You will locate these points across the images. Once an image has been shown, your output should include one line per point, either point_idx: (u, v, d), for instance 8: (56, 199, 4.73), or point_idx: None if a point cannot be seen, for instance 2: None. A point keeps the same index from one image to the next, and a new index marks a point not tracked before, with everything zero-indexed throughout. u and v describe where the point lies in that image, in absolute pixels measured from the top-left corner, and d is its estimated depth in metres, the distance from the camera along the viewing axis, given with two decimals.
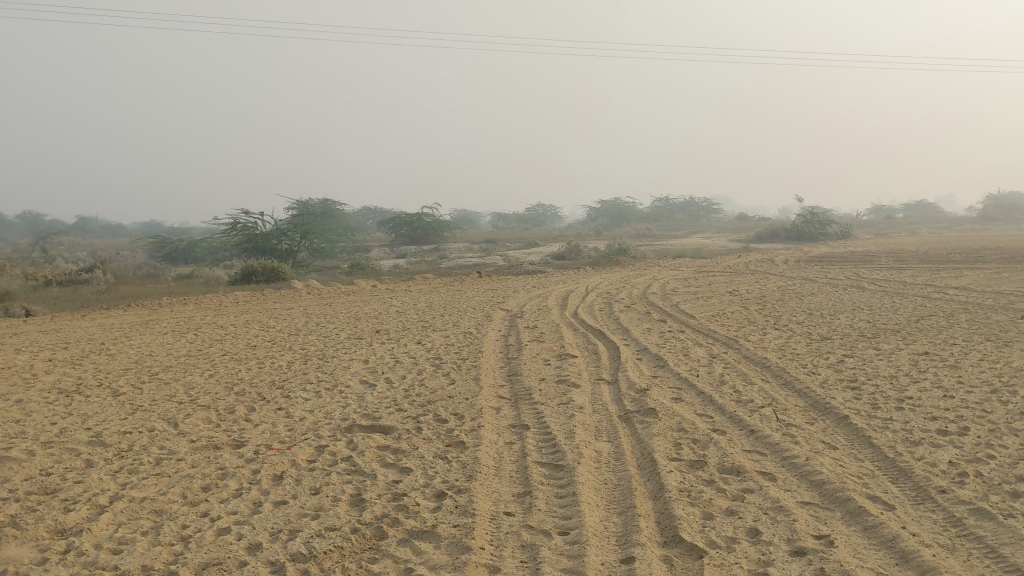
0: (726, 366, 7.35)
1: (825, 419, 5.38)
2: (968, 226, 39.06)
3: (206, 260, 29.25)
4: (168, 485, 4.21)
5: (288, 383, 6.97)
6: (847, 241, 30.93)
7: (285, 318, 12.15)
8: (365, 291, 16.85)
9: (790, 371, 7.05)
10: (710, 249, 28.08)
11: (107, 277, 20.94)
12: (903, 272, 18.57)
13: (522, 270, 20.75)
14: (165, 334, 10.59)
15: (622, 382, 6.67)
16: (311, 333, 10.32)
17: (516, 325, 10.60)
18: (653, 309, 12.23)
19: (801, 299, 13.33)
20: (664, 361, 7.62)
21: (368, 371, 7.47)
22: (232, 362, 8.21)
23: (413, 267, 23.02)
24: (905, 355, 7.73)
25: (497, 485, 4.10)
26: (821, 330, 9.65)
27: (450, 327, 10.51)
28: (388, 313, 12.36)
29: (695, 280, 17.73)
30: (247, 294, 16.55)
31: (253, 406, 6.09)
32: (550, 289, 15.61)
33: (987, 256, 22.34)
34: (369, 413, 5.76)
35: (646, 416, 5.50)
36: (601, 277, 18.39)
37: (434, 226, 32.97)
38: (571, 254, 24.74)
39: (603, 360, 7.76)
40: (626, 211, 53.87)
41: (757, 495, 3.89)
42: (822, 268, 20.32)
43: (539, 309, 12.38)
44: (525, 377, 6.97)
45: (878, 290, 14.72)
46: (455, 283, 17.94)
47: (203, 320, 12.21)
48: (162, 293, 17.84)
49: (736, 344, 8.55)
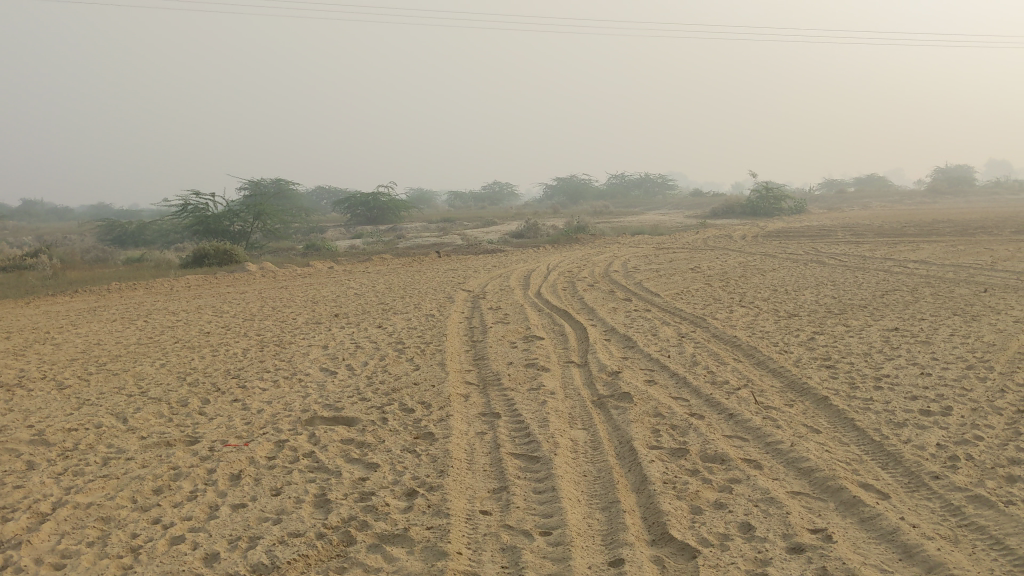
0: (697, 346, 7.17)
1: (804, 401, 5.22)
2: (919, 199, 39.44)
3: (156, 243, 28.58)
4: (115, 488, 3.91)
5: (244, 372, 6.66)
6: (803, 216, 31.04)
7: (240, 302, 11.78)
8: (321, 272, 16.46)
9: (762, 349, 6.90)
10: (668, 226, 27.99)
11: (52, 262, 20.30)
12: (861, 246, 18.59)
13: (480, 249, 20.48)
14: (113, 321, 10.18)
15: (592, 365, 6.46)
16: (267, 318, 9.99)
17: (479, 306, 10.35)
18: (617, 287, 12.05)
19: (764, 275, 13.23)
20: (633, 341, 7.43)
21: (328, 357, 7.19)
22: (184, 350, 7.87)
23: (370, 248, 22.65)
24: (876, 331, 7.62)
25: (471, 481, 3.87)
26: (788, 307, 9.52)
27: (411, 309, 10.23)
28: (346, 295, 12.04)
29: (655, 256, 17.58)
30: (199, 278, 16.10)
31: (207, 398, 5.79)
32: (511, 268, 15.34)
33: (941, 229, 22.48)
34: (331, 403, 5.49)
35: (620, 401, 5.29)
36: (562, 255, 18.18)
37: (390, 205, 32.51)
38: (529, 233, 24.50)
39: (571, 342, 7.55)
40: (582, 188, 53.71)
41: (745, 485, 3.71)
42: (781, 243, 20.29)
43: (501, 289, 12.12)
44: (491, 360, 6.73)
45: (839, 264, 14.69)
46: (414, 263, 17.62)
47: (153, 305, 11.79)
48: (111, 278, 17.33)
49: (704, 323, 8.38)
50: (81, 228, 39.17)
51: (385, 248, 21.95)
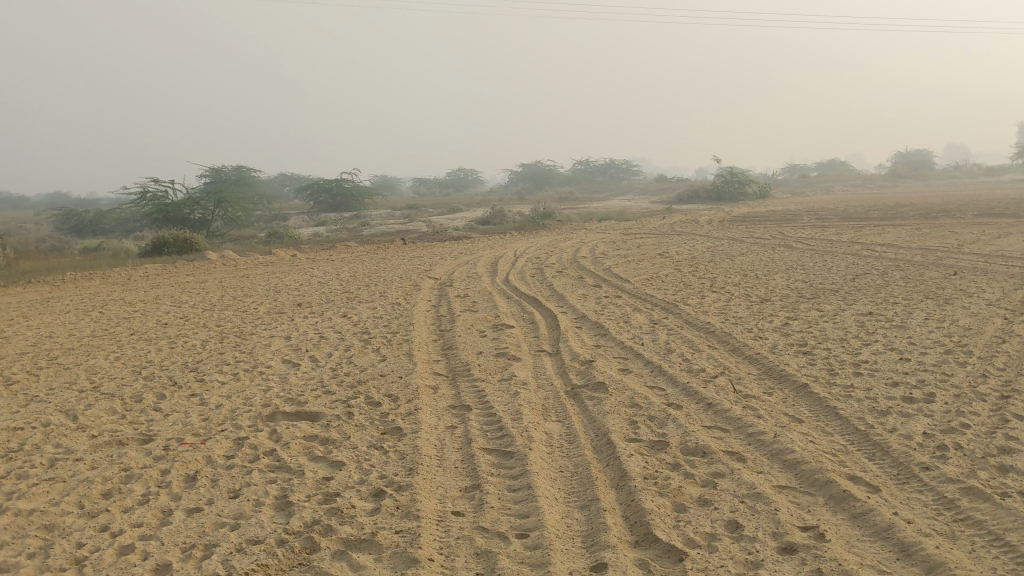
0: (670, 333, 7.01)
1: (783, 389, 5.07)
2: (881, 183, 39.75)
3: (115, 233, 28.00)
4: (62, 493, 3.66)
5: (203, 365, 6.39)
6: (767, 201, 31.10)
7: (199, 292, 11.45)
8: (284, 261, 16.15)
9: (737, 336, 6.75)
10: (634, 211, 27.88)
11: (5, 252, 19.76)
12: (827, 230, 18.59)
13: (446, 235, 20.26)
14: (67, 313, 9.82)
15: (564, 354, 6.27)
16: (228, 308, 9.69)
17: (446, 294, 10.13)
18: (585, 273, 11.90)
19: (732, 260, 13.13)
20: (605, 329, 7.25)
21: (290, 348, 6.94)
22: (141, 342, 7.58)
23: (334, 235, 22.31)
24: (850, 316, 7.51)
25: (441, 479, 3.67)
26: (760, 291, 9.40)
27: (377, 298, 9.98)
28: (310, 284, 11.75)
29: (623, 242, 17.47)
30: (158, 267, 15.72)
31: (163, 393, 5.52)
32: (477, 255, 15.13)
33: (905, 213, 22.57)
34: (294, 397, 5.25)
35: (595, 391, 5.12)
36: (528, 242, 17.98)
37: (353, 192, 32.11)
38: (494, 219, 24.28)
39: (541, 330, 7.35)
40: (547, 174, 53.52)
41: (729, 479, 3.54)
42: (747, 228, 20.26)
43: (468, 276, 11.91)
44: (460, 350, 6.53)
45: (807, 249, 14.63)
46: (379, 251, 17.35)
47: (109, 296, 11.44)
48: (68, 268, 16.89)
49: (676, 309, 8.24)
50: (36, 218, 38.32)
51: (349, 236, 21.64)
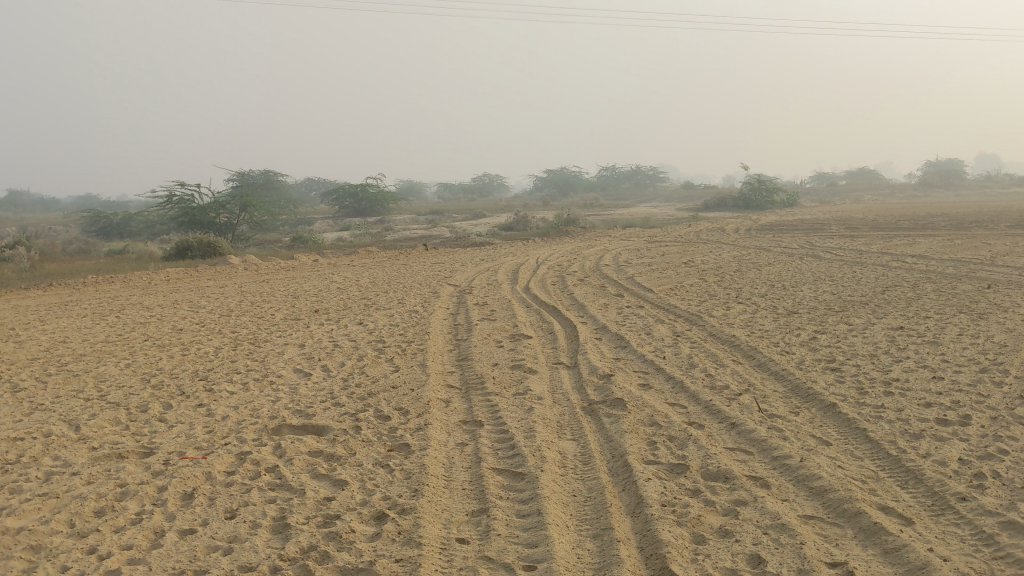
0: (693, 346, 6.79)
1: (810, 409, 4.85)
2: (911, 193, 39.24)
3: (142, 235, 28.13)
4: (53, 510, 3.52)
5: (213, 374, 6.26)
6: (795, 210, 30.76)
7: (217, 297, 11.35)
8: (306, 265, 16.07)
9: (762, 350, 6.53)
10: (660, 219, 27.64)
11: (31, 254, 19.84)
12: (856, 240, 18.27)
13: (469, 241, 20.12)
14: (83, 318, 9.74)
15: (583, 367, 6.07)
16: (245, 314, 9.58)
17: (465, 301, 9.97)
18: (608, 282, 11.71)
19: (758, 270, 12.88)
20: (626, 341, 7.05)
21: (303, 357, 6.79)
22: (154, 348, 7.47)
23: (358, 240, 22.26)
24: (880, 330, 7.27)
25: (448, 502, 3.49)
26: (786, 303, 9.16)
27: (395, 305, 9.84)
28: (329, 290, 11.64)
29: (647, 250, 17.23)
30: (180, 271, 15.68)
31: (169, 403, 5.39)
32: (499, 262, 14.94)
33: (937, 224, 22.18)
34: (301, 410, 5.09)
35: (613, 408, 4.92)
36: (551, 249, 17.79)
37: (378, 197, 32.06)
38: (518, 225, 24.12)
39: (560, 341, 7.16)
40: (573, 180, 53.35)
41: (751, 508, 3.34)
42: (775, 237, 19.97)
43: (489, 283, 11.74)
44: (476, 362, 6.35)
45: (835, 259, 14.34)
46: (401, 256, 17.25)
47: (129, 299, 11.38)
48: (91, 271, 16.89)
49: (700, 321, 8.02)
50: (64, 220, 38.51)
51: (372, 241, 21.56)
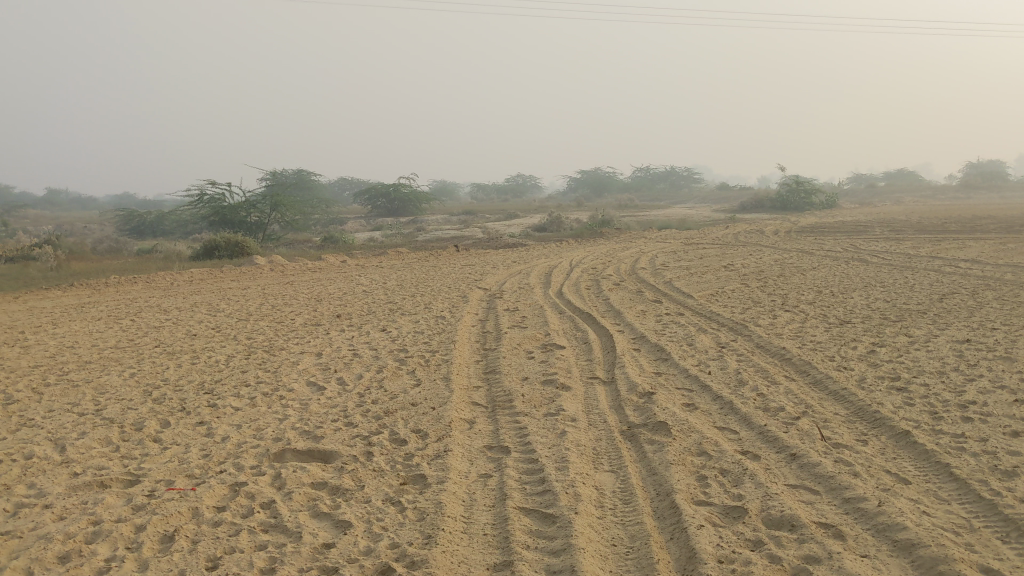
0: (741, 360, 6.23)
1: (880, 438, 4.27)
2: (955, 194, 38.24)
3: (174, 234, 27.92)
4: (11, 554, 3.06)
5: (220, 386, 5.80)
6: (835, 211, 29.98)
7: (239, 300, 10.93)
8: (333, 266, 15.66)
9: (818, 366, 5.95)
10: (697, 220, 26.99)
11: (59, 253, 19.62)
12: (903, 244, 17.54)
13: (501, 242, 19.63)
14: (97, 321, 9.35)
15: (621, 383, 5.54)
16: (264, 318, 9.13)
17: (494, 307, 9.47)
18: (645, 287, 11.16)
19: (803, 274, 12.25)
20: (667, 353, 6.50)
21: (318, 368, 6.31)
22: (163, 356, 7.03)
23: (389, 240, 21.89)
24: (945, 343, 6.65)
25: (465, 553, 2.98)
26: (837, 311, 8.55)
27: (421, 310, 9.35)
28: (353, 293, 11.19)
29: (685, 253, 16.64)
30: (205, 271, 15.33)
31: (167, 421, 4.93)
32: (530, 264, 14.41)
33: (986, 226, 21.38)
34: (309, 430, 4.61)
35: (656, 433, 4.39)
36: (586, 251, 17.23)
37: (411, 196, 31.66)
38: (551, 226, 23.61)
39: (595, 353, 6.62)
40: (607, 180, 52.75)
41: (826, 568, 2.80)
42: (817, 239, 19.30)
43: (520, 287, 11.23)
44: (504, 375, 5.84)
45: (883, 263, 13.67)
46: (431, 258, 16.80)
47: (147, 302, 10.99)
48: (117, 270, 16.60)
49: (746, 331, 7.45)
50: (101, 219, 38.46)
51: (403, 241, 21.12)
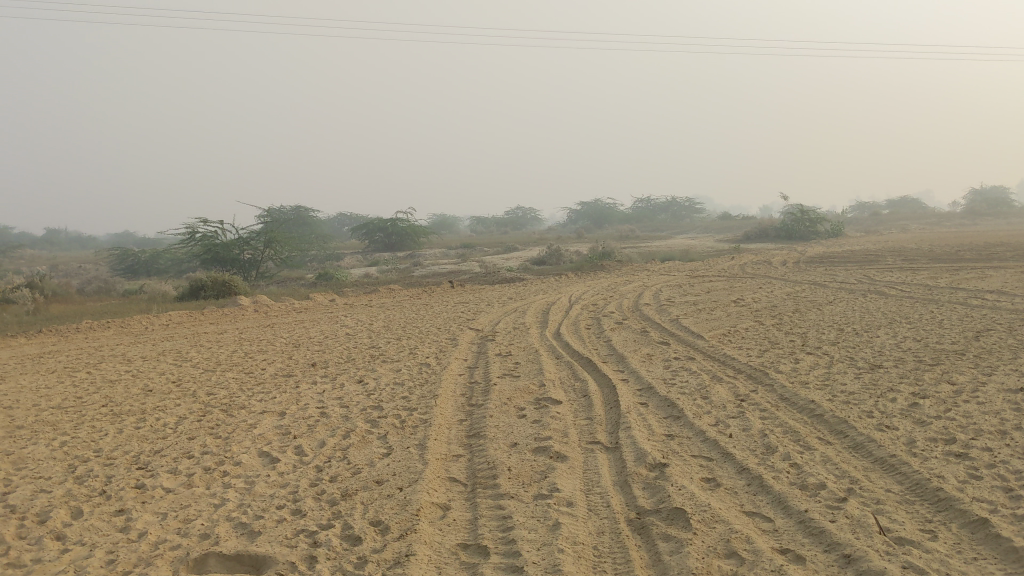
0: (765, 418, 5.38)
1: (953, 530, 3.41)
2: (960, 221, 37.47)
3: (166, 273, 27.12)
4: None
5: (159, 459, 4.96)
6: (842, 240, 29.16)
7: (211, 347, 10.08)
8: (320, 306, 14.82)
9: (856, 425, 5.09)
10: (700, 251, 26.22)
11: (38, 296, 18.77)
12: (918, 274, 16.68)
13: (499, 277, 18.85)
14: (50, 374, 8.48)
15: (626, 450, 4.70)
16: (232, 369, 8.28)
17: (485, 352, 8.64)
18: (650, 326, 10.33)
19: (819, 310, 11.39)
20: (678, 409, 5.66)
21: (275, 433, 5.47)
22: (106, 418, 6.18)
23: (384, 276, 21.10)
24: (997, 394, 5.79)
25: None
26: (864, 354, 7.70)
27: (407, 356, 8.52)
28: (336, 337, 10.35)
29: (690, 287, 15.81)
30: (184, 313, 14.47)
31: (78, 509, 4.07)
32: (528, 301, 13.56)
33: (1001, 254, 20.55)
34: (248, 524, 3.77)
35: (673, 523, 3.55)
36: (586, 285, 16.41)
37: (409, 230, 30.89)
38: (551, 259, 22.83)
39: (596, 410, 5.76)
40: (608, 211, 52.02)
41: None
42: (827, 270, 18.48)
43: (515, 328, 10.39)
44: (489, 441, 4.99)
45: (903, 296, 12.81)
46: (423, 295, 15.97)
47: (114, 350, 10.13)
48: (96, 313, 15.79)
49: (765, 380, 6.60)
50: (96, 257, 37.67)
51: (398, 277, 20.31)
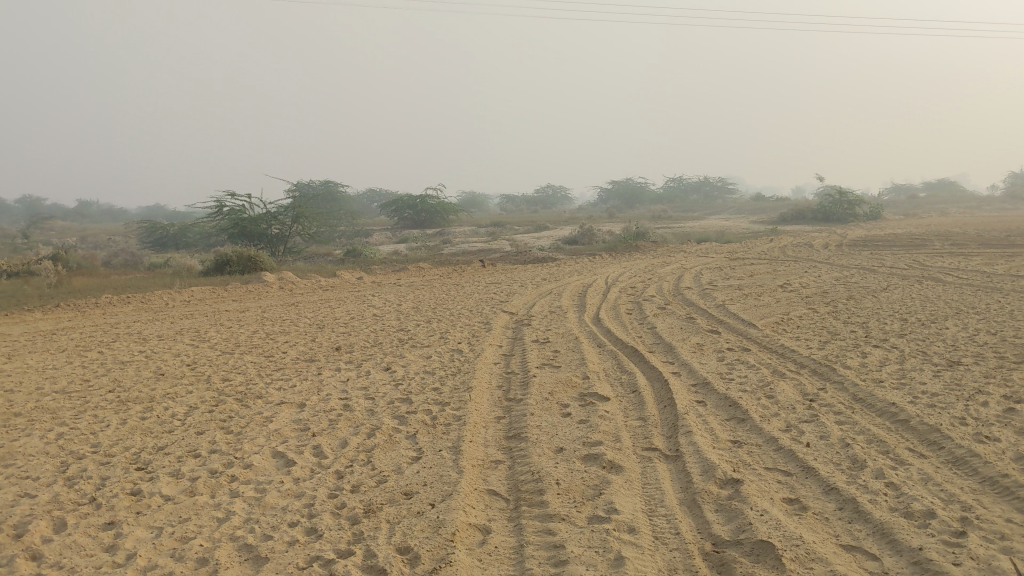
0: (843, 424, 4.75)
1: None
2: (1001, 205, 36.30)
3: (194, 246, 26.72)
4: None
5: (162, 458, 4.42)
6: (881, 223, 28.29)
7: (232, 326, 9.56)
8: (347, 285, 14.27)
9: (953, 434, 4.45)
10: (737, 232, 25.43)
11: (61, 268, 18.36)
12: (971, 260, 15.88)
13: (531, 256, 18.22)
14: (60, 353, 7.99)
15: (690, 460, 4.10)
16: (252, 352, 7.74)
17: (521, 337, 8.06)
18: (695, 311, 9.70)
19: (875, 297, 10.68)
20: (742, 411, 5.04)
21: (293, 429, 4.91)
22: (110, 406, 5.66)
23: (414, 254, 20.55)
24: None
25: None
26: (937, 348, 7.03)
27: (438, 341, 7.95)
28: (363, 318, 9.80)
29: (732, 269, 15.12)
30: (206, 289, 13.97)
31: (63, 521, 3.54)
32: (563, 283, 12.91)
33: None
34: (255, 548, 3.21)
35: (762, 563, 2.94)
36: (623, 267, 15.75)
37: (439, 207, 30.29)
38: (583, 239, 22.19)
39: (650, 410, 5.15)
40: (639, 191, 51.14)
41: None
42: (874, 255, 17.71)
43: (552, 311, 9.80)
44: (533, 445, 4.41)
45: (962, 283, 12.06)
46: (453, 274, 15.40)
47: (132, 328, 9.63)
48: (116, 288, 15.31)
49: (834, 377, 5.96)
50: (125, 230, 37.49)
51: (427, 255, 19.73)
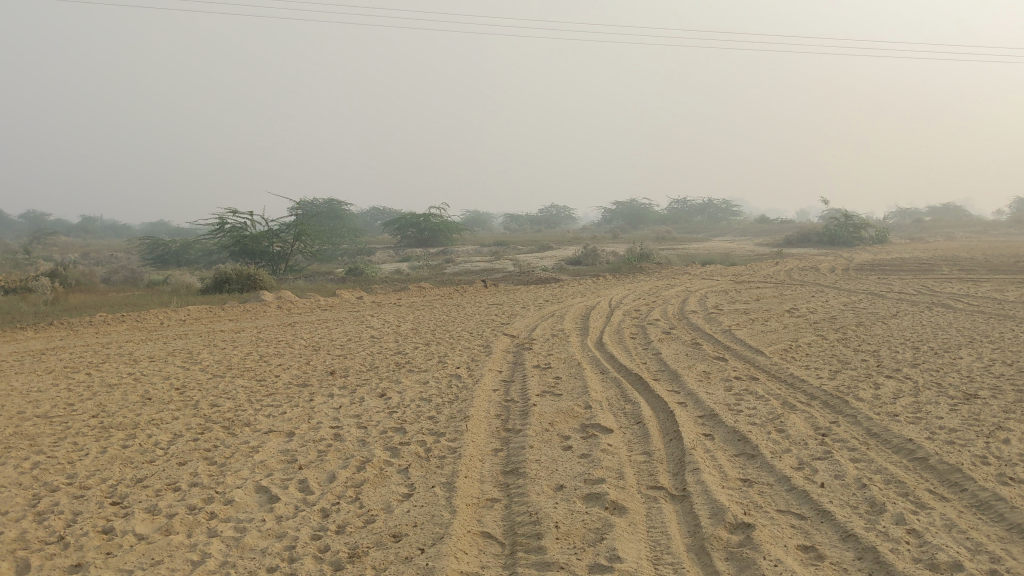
0: (859, 462, 4.50)
1: None
2: (1007, 230, 36.08)
3: (194, 263, 26.52)
4: None
5: (139, 491, 4.18)
6: (886, 247, 28.04)
7: (227, 347, 9.33)
8: (347, 305, 14.04)
9: (976, 475, 4.21)
10: (742, 254, 25.19)
11: (59, 285, 18.15)
12: (980, 286, 15.63)
13: (533, 277, 17.98)
14: (48, 375, 7.76)
15: (698, 501, 3.86)
16: (245, 375, 7.50)
17: (522, 362, 7.83)
18: (701, 337, 9.46)
19: (885, 324, 10.43)
20: (751, 446, 4.79)
21: (279, 460, 4.68)
22: (91, 433, 5.42)
23: (416, 273, 20.31)
24: None
25: None
26: (952, 378, 6.78)
27: (436, 366, 7.72)
28: (361, 340, 9.56)
29: (738, 293, 14.88)
30: (204, 308, 13.75)
31: (26, 562, 3.30)
32: (566, 305, 12.68)
33: None
34: None
35: None
36: (627, 289, 15.52)
37: (442, 227, 30.07)
38: (587, 259, 21.96)
39: (654, 443, 4.91)
40: (643, 211, 50.97)
41: None
42: (881, 279, 17.45)
43: (554, 335, 9.56)
44: (531, 482, 4.17)
45: (973, 310, 11.80)
46: (454, 295, 15.17)
47: (125, 348, 9.40)
48: (113, 305, 15.08)
49: (847, 409, 5.71)
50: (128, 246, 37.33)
51: (428, 275, 19.50)
